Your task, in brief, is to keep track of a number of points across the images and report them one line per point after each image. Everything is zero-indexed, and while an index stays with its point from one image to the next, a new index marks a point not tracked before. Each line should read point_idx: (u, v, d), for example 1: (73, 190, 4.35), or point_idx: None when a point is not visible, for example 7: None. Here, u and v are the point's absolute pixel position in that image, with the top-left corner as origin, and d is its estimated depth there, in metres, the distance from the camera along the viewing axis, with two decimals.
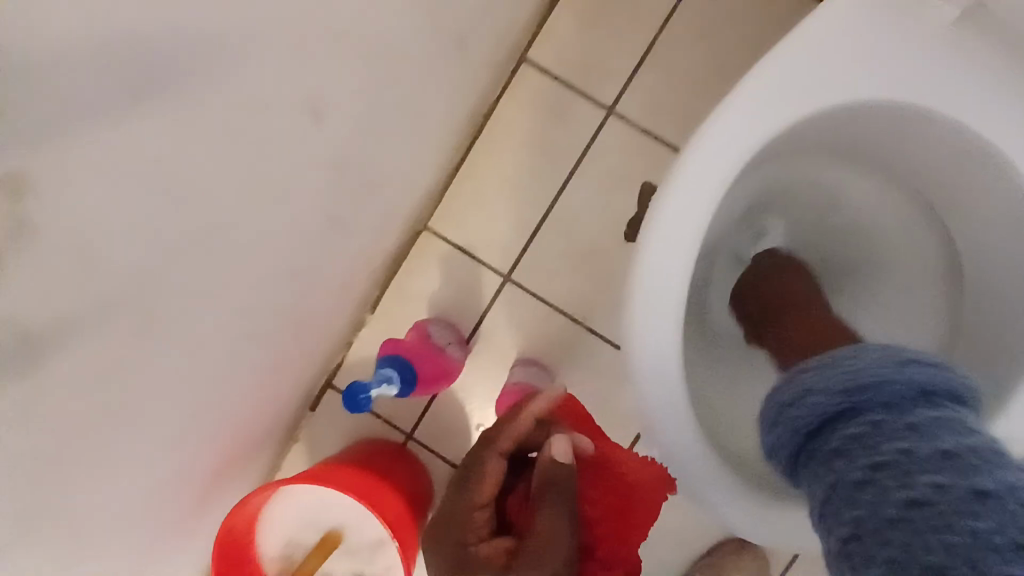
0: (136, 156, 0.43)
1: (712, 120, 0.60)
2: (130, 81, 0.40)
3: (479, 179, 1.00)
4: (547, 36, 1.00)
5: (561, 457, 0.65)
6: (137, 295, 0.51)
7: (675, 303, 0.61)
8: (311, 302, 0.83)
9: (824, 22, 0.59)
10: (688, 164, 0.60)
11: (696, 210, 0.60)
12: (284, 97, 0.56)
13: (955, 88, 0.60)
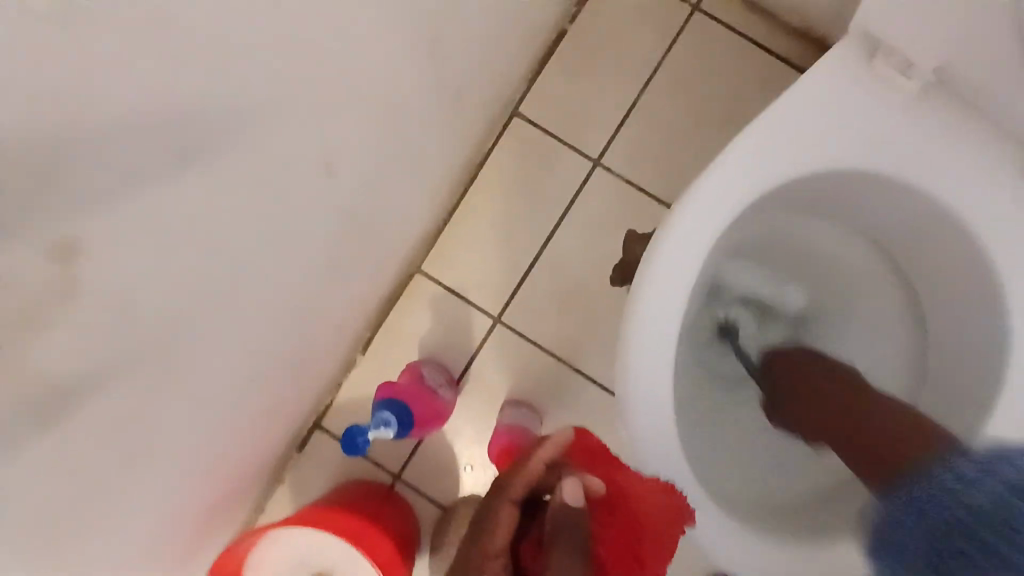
0: (154, 236, 0.47)
1: (704, 178, 0.58)
2: (153, 172, 0.43)
3: (471, 224, 1.04)
4: (537, 91, 1.05)
5: (572, 500, 0.59)
6: (146, 359, 0.54)
7: (663, 363, 0.59)
8: (305, 348, 0.86)
9: (825, 76, 0.56)
10: (679, 223, 0.58)
11: (686, 270, 0.58)
12: (291, 168, 0.60)
13: (952, 151, 0.57)
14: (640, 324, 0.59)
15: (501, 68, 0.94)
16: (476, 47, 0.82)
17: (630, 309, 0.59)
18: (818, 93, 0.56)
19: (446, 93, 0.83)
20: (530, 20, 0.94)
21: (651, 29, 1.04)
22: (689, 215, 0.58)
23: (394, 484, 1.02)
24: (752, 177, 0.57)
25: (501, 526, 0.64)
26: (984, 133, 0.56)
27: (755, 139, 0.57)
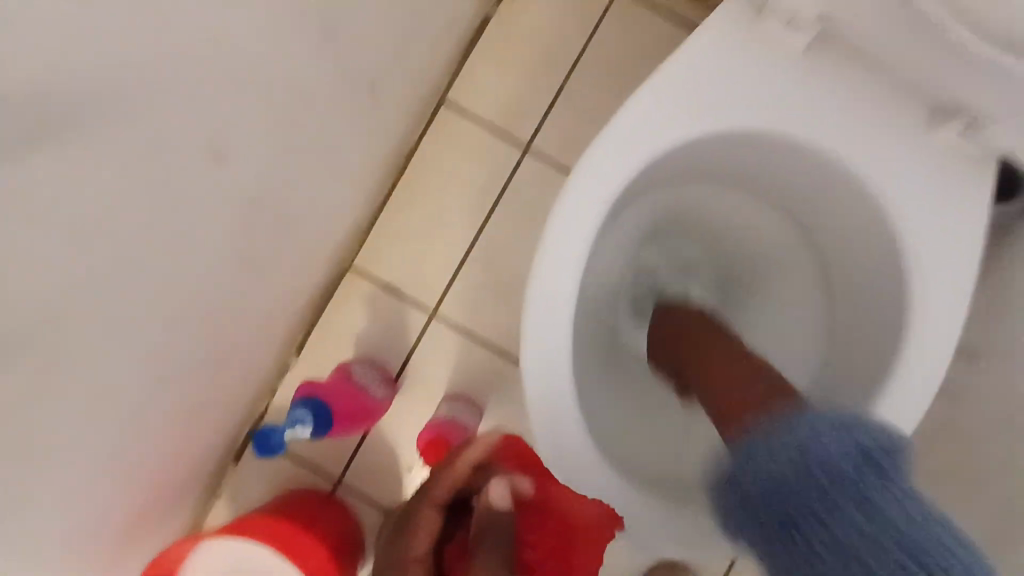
0: (33, 216, 0.43)
1: (595, 148, 0.56)
2: (33, 138, 0.40)
3: (403, 218, 1.02)
4: (464, 79, 1.03)
5: (498, 501, 0.62)
6: (45, 351, 0.50)
7: (565, 336, 0.58)
8: (227, 349, 0.82)
9: (707, 40, 0.55)
10: (571, 194, 0.56)
11: (580, 244, 0.57)
12: (194, 147, 0.56)
13: (841, 108, 0.56)
14: (541, 295, 0.57)
15: (421, 57, 0.92)
16: (387, 35, 0.80)
17: (532, 279, 0.57)
18: (703, 52, 0.55)
19: (359, 83, 0.80)
20: (447, 8, 0.92)
21: (574, 12, 1.02)
22: (584, 180, 0.56)
23: (335, 490, 0.99)
24: (646, 138, 0.56)
25: (423, 530, 0.66)
26: (871, 89, 0.56)
27: (641, 103, 0.56)
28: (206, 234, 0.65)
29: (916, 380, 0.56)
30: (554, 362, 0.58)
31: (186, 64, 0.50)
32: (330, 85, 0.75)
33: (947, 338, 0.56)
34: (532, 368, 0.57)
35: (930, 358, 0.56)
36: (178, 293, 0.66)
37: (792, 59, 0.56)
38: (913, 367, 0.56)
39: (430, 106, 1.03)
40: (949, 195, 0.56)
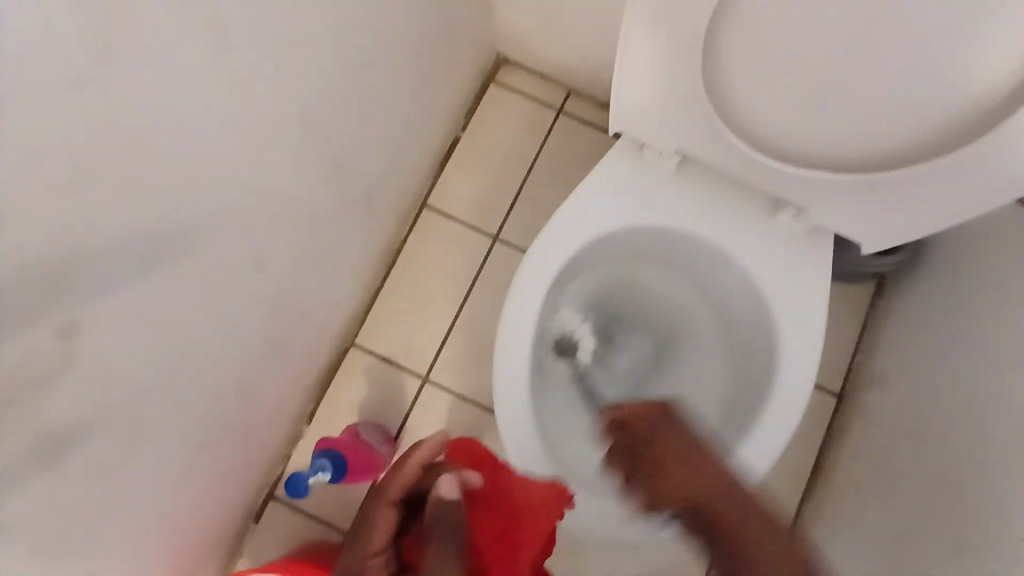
0: (140, 307, 0.63)
1: (539, 241, 0.79)
2: (147, 256, 0.61)
3: (395, 301, 1.23)
4: (441, 187, 1.28)
5: (448, 492, 0.78)
6: (132, 408, 0.68)
7: (524, 384, 0.78)
8: (255, 417, 1.00)
9: (610, 165, 0.79)
10: (524, 274, 0.78)
11: (532, 311, 0.78)
12: (241, 257, 0.78)
13: (705, 207, 0.79)
14: (504, 349, 0.77)
15: (405, 173, 1.17)
16: (379, 161, 1.05)
17: (499, 338, 0.78)
18: (602, 179, 0.79)
19: (359, 197, 1.04)
20: (424, 136, 1.18)
21: (525, 132, 1.30)
22: (532, 264, 0.78)
23: (344, 543, 1.13)
24: (573, 234, 0.79)
25: (381, 523, 0.84)
26: (724, 194, 0.79)
27: (562, 216, 0.79)
28: (244, 321, 0.85)
29: (785, 406, 0.77)
30: (517, 400, 0.78)
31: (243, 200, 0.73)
32: (338, 205, 0.98)
33: (804, 371, 0.77)
34: (500, 405, 0.77)
35: (793, 387, 0.77)
36: (224, 368, 0.85)
37: (668, 177, 0.79)
38: (776, 390, 0.77)
39: (414, 210, 1.27)
40: (794, 264, 0.78)
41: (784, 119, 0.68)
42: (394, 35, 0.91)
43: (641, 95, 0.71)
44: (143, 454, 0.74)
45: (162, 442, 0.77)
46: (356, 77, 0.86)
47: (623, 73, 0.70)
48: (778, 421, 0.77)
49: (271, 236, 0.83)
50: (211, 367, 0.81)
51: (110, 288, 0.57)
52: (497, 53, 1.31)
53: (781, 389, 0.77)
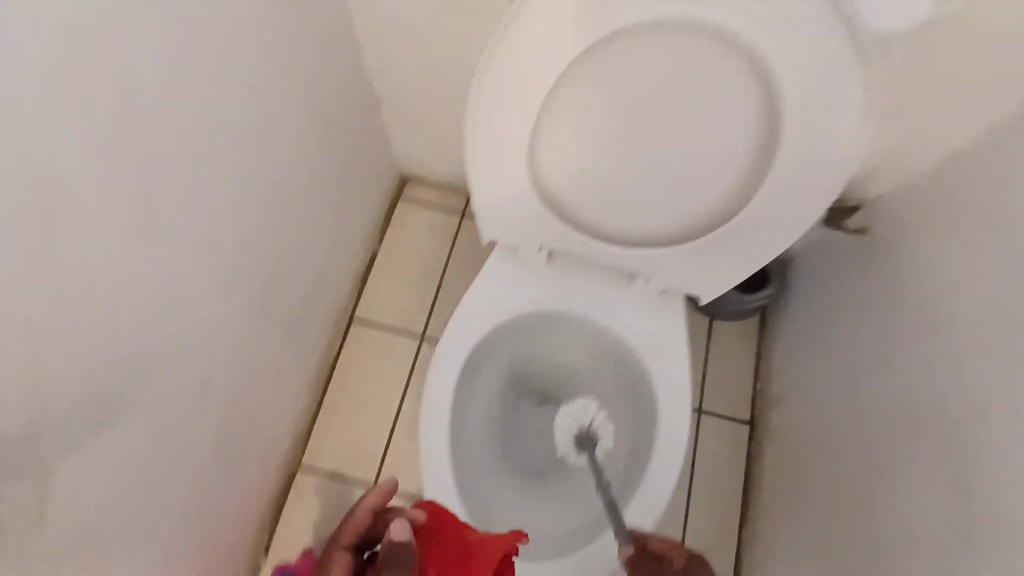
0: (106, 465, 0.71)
1: (442, 343, 0.93)
2: (113, 418, 0.71)
3: (335, 415, 1.34)
4: (365, 301, 1.43)
5: (398, 532, 0.72)
6: (99, 561, 0.75)
7: (447, 470, 0.89)
8: (214, 549, 1.06)
9: (493, 269, 0.94)
10: (433, 374, 0.92)
11: (444, 405, 0.91)
12: (196, 401, 0.88)
13: (578, 288, 0.95)
14: (427, 443, 0.90)
15: (329, 294, 1.31)
16: (303, 287, 1.19)
17: (421, 433, 0.90)
18: (487, 282, 0.95)
19: (289, 322, 1.16)
20: (343, 258, 1.33)
21: (436, 239, 1.48)
22: (439, 364, 0.92)
23: None
24: (470, 331, 0.94)
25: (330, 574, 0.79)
26: (591, 273, 0.95)
27: (459, 320, 0.94)
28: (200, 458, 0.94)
29: (669, 447, 0.90)
30: (443, 484, 0.89)
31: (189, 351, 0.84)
32: (271, 335, 1.10)
33: (679, 415, 0.91)
34: (429, 491, 0.88)
35: (672, 429, 0.91)
36: (182, 506, 0.92)
37: (543, 269, 0.95)
38: (661, 434, 0.91)
39: (343, 326, 1.40)
40: (658, 323, 0.94)
41: (614, 206, 0.84)
42: (307, 181, 1.08)
43: (497, 205, 0.86)
44: None
45: None
46: (278, 222, 1.01)
47: (480, 198, 0.86)
48: (667, 463, 0.90)
49: (219, 376, 0.93)
50: (171, 507, 0.89)
51: (80, 452, 0.67)
52: (399, 174, 1.50)
53: (668, 430, 0.91)
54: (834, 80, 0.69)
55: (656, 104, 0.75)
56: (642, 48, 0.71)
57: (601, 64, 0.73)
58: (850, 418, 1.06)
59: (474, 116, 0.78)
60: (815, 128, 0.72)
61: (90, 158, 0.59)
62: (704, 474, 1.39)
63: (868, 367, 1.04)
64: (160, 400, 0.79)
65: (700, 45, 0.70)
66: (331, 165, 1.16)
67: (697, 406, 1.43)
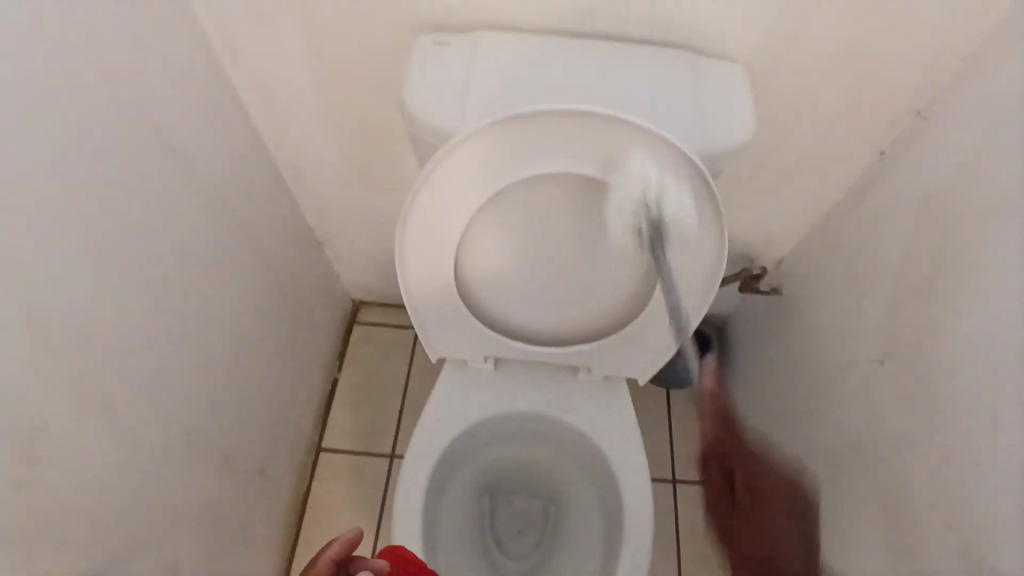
0: None
1: (405, 465, 0.97)
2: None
3: (312, 552, 1.32)
4: (332, 428, 1.45)
5: None
6: None
7: None
8: None
9: (445, 387, 1.00)
10: (400, 498, 0.95)
11: (413, 528, 0.93)
12: (145, 567, 0.90)
13: (527, 391, 1.01)
14: None
15: (294, 428, 1.34)
16: (264, 427, 1.21)
17: None
18: (443, 398, 1.00)
19: (252, 465, 1.17)
20: (303, 389, 1.38)
21: (395, 356, 1.54)
22: (404, 487, 0.95)
23: None
24: (430, 450, 0.98)
25: None
26: (536, 375, 1.02)
27: (419, 438, 0.98)
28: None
29: (636, 529, 0.94)
30: None
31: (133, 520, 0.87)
32: (234, 481, 1.12)
33: (639, 495, 0.96)
34: None
35: (636, 510, 0.95)
36: None
37: (491, 378, 1.01)
38: (628, 516, 0.95)
39: (312, 457, 1.41)
40: (607, 410, 1.00)
41: (542, 314, 0.91)
42: (255, 328, 1.15)
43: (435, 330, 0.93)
44: None
45: None
46: (227, 372, 1.07)
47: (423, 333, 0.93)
48: (635, 544, 0.93)
49: (169, 532, 0.95)
50: None
51: None
52: (352, 299, 1.59)
53: (632, 520, 0.94)
54: (698, 202, 0.75)
55: (553, 233, 0.82)
56: (530, 194, 0.78)
57: (498, 212, 0.80)
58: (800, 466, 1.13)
59: (401, 267, 0.84)
60: (694, 240, 0.79)
61: (32, 347, 0.68)
62: (690, 546, 1.39)
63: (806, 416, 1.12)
64: (103, 568, 0.81)
65: (577, 188, 0.77)
66: (279, 309, 1.24)
67: (669, 477, 1.46)
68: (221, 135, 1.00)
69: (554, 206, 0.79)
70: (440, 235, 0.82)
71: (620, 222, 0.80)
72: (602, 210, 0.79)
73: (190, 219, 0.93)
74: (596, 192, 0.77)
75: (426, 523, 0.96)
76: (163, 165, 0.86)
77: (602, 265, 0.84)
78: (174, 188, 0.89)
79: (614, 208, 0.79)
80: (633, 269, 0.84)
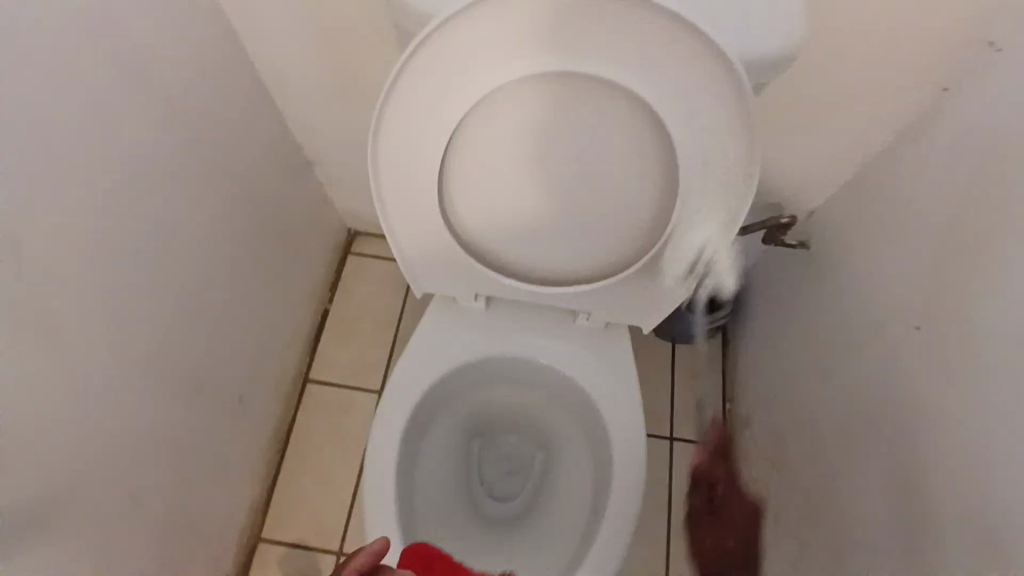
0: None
1: (382, 403, 0.90)
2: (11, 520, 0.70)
3: (294, 482, 1.29)
4: (319, 360, 1.40)
5: None
6: None
7: (396, 538, 0.84)
8: None
9: (429, 323, 0.93)
10: (375, 437, 0.89)
11: (387, 469, 0.87)
12: (109, 492, 0.86)
13: (519, 333, 0.93)
14: (372, 511, 0.85)
15: (278, 357, 1.28)
16: (246, 354, 1.16)
17: (366, 502, 0.86)
18: (428, 336, 0.92)
19: (232, 393, 1.13)
20: (290, 318, 1.31)
21: (388, 291, 1.46)
22: (381, 426, 0.89)
23: None
24: (411, 388, 0.91)
25: None
26: (530, 318, 0.93)
27: (398, 377, 0.91)
28: (113, 551, 0.88)
29: (626, 487, 0.87)
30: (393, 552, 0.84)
31: (96, 447, 0.82)
32: (211, 409, 1.07)
33: (631, 451, 0.89)
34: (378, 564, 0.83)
35: (626, 467, 0.88)
36: None
37: (481, 318, 0.93)
38: (618, 472, 0.88)
39: (298, 388, 1.36)
40: (604, 358, 0.92)
41: (537, 247, 0.80)
42: (236, 250, 1.07)
43: (420, 260, 0.83)
44: None
45: None
46: (204, 295, 1.00)
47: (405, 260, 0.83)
48: (625, 503, 0.86)
49: (137, 457, 0.90)
50: None
51: None
52: (346, 228, 1.50)
53: (621, 478, 0.88)
54: (713, 100, 0.65)
55: (548, 141, 0.71)
56: (521, 90, 0.68)
57: (486, 109, 0.70)
58: (810, 434, 1.05)
59: (375, 177, 0.75)
60: (710, 149, 0.68)
61: None
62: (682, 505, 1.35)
63: (821, 382, 1.03)
64: (60, 491, 0.77)
65: (575, 84, 0.67)
66: (265, 232, 1.16)
67: (667, 434, 1.40)
68: (195, 30, 0.89)
69: (549, 106, 0.69)
70: (417, 139, 0.72)
71: (625, 132, 0.70)
72: (604, 116, 0.69)
73: (153, 122, 0.83)
74: (597, 90, 0.67)
75: (401, 465, 0.90)
76: (119, 55, 0.76)
77: (603, 186, 0.73)
78: (135, 86, 0.79)
79: (617, 114, 0.68)
80: (639, 193, 0.73)
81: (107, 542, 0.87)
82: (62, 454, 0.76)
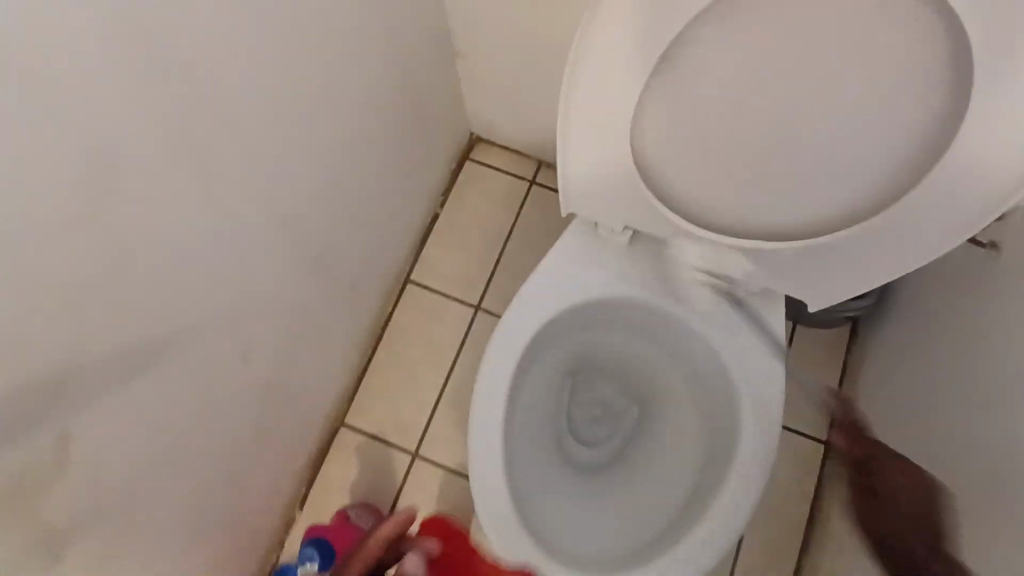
0: (114, 399, 0.70)
1: (505, 318, 0.85)
2: (131, 351, 0.70)
3: (381, 376, 1.30)
4: (423, 263, 1.36)
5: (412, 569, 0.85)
6: (113, 492, 0.76)
7: (494, 456, 0.83)
8: (245, 494, 1.06)
9: (565, 246, 0.85)
10: (492, 353, 0.85)
11: (499, 387, 0.84)
12: (220, 347, 0.86)
13: (660, 278, 0.85)
14: (479, 426, 0.83)
15: (388, 252, 1.25)
16: (360, 243, 1.13)
17: (475, 416, 0.84)
18: (559, 262, 0.85)
19: (341, 277, 1.11)
20: (405, 216, 1.27)
21: (502, 206, 1.39)
22: (500, 342, 0.85)
23: None
24: (535, 311, 0.85)
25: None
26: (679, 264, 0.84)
27: (521, 300, 0.85)
28: (220, 406, 0.90)
29: None
30: (492, 471, 0.83)
31: (217, 300, 0.81)
32: (323, 288, 1.06)
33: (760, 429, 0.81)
34: (475, 480, 0.82)
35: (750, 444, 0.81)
36: (208, 450, 0.92)
37: (623, 253, 0.85)
38: None
39: (399, 286, 1.34)
40: (750, 324, 0.83)
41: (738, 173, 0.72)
42: (370, 134, 1.01)
43: (588, 174, 0.75)
44: (127, 533, 0.81)
45: (143, 521, 0.83)
46: (334, 172, 0.96)
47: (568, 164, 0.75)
48: None
49: (250, 319, 0.90)
50: (195, 446, 0.88)
51: (84, 388, 0.66)
52: (471, 131, 1.42)
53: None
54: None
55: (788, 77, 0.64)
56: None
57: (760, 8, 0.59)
58: (948, 455, 0.93)
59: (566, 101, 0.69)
60: (1015, 125, 0.60)
61: (114, 64, 0.56)
62: (769, 495, 1.25)
63: (979, 403, 0.89)
64: (180, 335, 0.77)
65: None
66: (400, 119, 1.09)
67: None
68: None
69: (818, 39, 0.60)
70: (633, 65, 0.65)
71: (890, 90, 0.62)
72: (886, 53, 0.60)
73: None
74: (902, 32, 0.58)
75: (511, 386, 0.86)
76: None
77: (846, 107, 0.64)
78: None
79: (908, 54, 0.59)
80: (876, 156, 0.67)
81: (214, 398, 0.89)
82: (184, 300, 0.75)
